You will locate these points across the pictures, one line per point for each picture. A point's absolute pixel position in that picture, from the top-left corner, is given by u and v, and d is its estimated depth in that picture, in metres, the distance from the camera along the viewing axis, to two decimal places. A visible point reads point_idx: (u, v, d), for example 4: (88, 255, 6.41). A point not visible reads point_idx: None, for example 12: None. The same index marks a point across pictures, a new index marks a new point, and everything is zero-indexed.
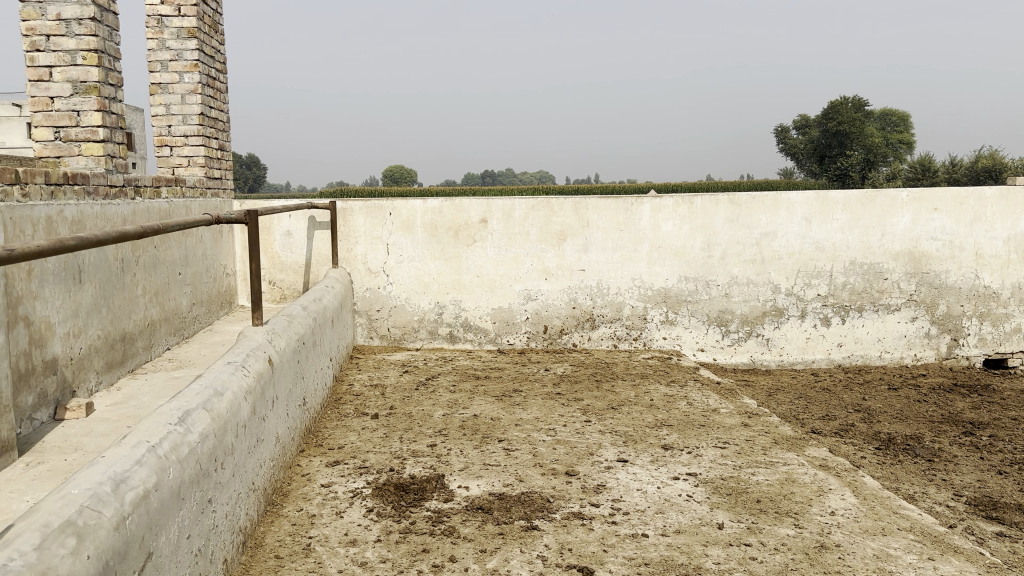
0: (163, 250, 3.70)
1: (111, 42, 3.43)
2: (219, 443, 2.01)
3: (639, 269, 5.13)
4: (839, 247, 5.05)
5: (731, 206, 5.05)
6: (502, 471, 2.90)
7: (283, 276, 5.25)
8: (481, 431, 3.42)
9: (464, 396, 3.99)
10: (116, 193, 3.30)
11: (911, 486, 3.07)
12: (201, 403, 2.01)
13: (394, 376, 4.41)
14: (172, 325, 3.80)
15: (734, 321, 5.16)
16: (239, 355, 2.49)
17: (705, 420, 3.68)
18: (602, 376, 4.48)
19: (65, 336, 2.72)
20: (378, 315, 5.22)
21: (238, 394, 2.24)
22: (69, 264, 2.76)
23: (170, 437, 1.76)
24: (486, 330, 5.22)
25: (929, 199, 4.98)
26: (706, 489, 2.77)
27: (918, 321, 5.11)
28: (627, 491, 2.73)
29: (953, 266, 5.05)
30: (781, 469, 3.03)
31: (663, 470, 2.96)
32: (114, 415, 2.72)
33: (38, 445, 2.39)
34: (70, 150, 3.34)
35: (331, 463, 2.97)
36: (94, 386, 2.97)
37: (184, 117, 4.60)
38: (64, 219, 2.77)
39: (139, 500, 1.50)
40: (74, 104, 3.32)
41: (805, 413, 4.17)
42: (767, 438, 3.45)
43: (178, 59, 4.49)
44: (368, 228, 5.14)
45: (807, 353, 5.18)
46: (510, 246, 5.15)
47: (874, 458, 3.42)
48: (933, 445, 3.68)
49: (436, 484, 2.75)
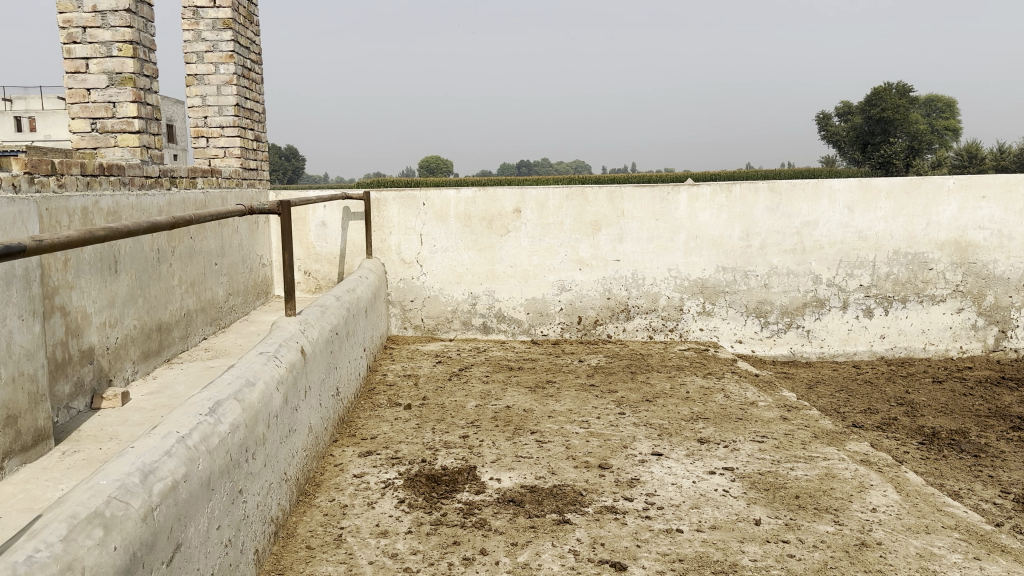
0: (198, 241, 3.72)
1: (145, 33, 3.44)
2: (250, 434, 2.01)
3: (676, 259, 5.05)
4: (882, 237, 4.92)
5: (771, 195, 4.95)
6: (534, 463, 2.87)
7: (318, 266, 5.28)
8: (513, 422, 3.39)
9: (497, 387, 3.97)
10: (151, 184, 3.32)
11: (956, 483, 2.98)
12: (232, 393, 2.01)
13: (428, 366, 4.41)
14: (208, 315, 3.83)
15: (773, 312, 5.07)
16: (271, 345, 2.49)
17: (743, 413, 3.61)
18: (637, 368, 4.43)
19: (101, 326, 2.75)
20: (412, 305, 5.22)
21: (270, 384, 2.24)
22: (105, 255, 2.79)
23: (200, 428, 1.75)
24: (520, 320, 5.19)
25: (977, 187, 4.82)
26: (743, 484, 2.71)
27: (965, 312, 4.97)
28: (661, 486, 2.68)
29: (1001, 255, 4.89)
30: (821, 464, 2.95)
31: (699, 464, 2.91)
32: (149, 404, 2.74)
33: (74, 434, 2.42)
34: (105, 141, 3.40)
35: (364, 453, 2.96)
36: (131, 375, 3.00)
37: (220, 109, 4.62)
38: (100, 210, 2.78)
39: (167, 491, 1.50)
40: (109, 96, 3.36)
41: (846, 406, 4.08)
42: (807, 432, 3.37)
43: (213, 50, 4.52)
44: (402, 219, 5.13)
45: (849, 345, 5.07)
46: (544, 236, 5.11)
47: (917, 453, 3.32)
48: (980, 440, 3.56)
49: (468, 475, 2.73)
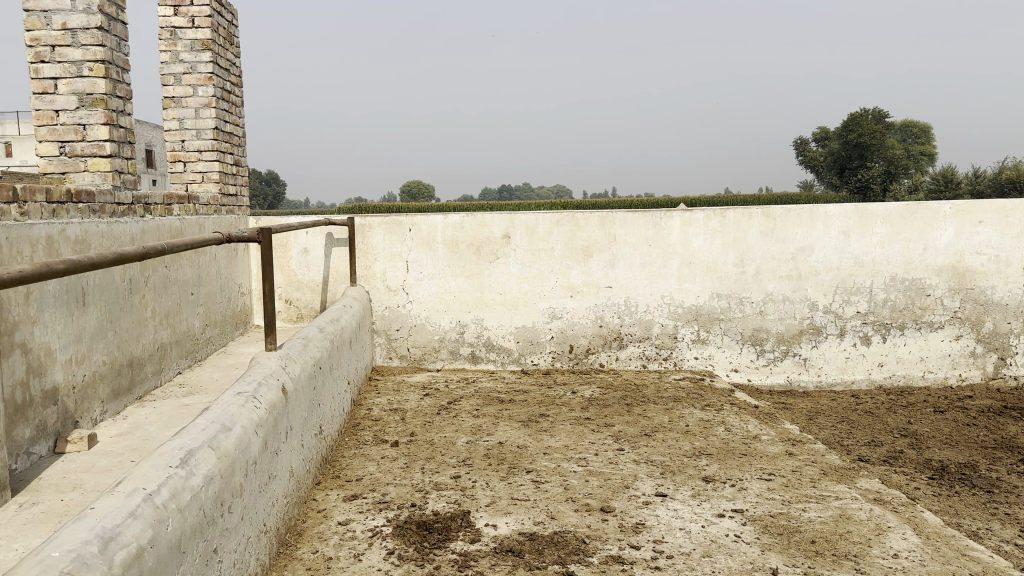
0: (173, 270, 3.54)
1: (119, 52, 3.29)
2: (226, 485, 1.82)
3: (669, 285, 4.92)
4: (878, 262, 4.81)
5: (765, 220, 4.84)
6: (532, 507, 2.70)
7: (300, 294, 5.08)
8: (507, 460, 3.22)
9: (489, 422, 3.79)
10: (123, 211, 3.14)
11: (973, 522, 2.81)
12: (206, 440, 1.83)
13: (415, 400, 4.22)
14: (183, 348, 3.63)
15: (770, 340, 4.93)
16: (250, 384, 2.30)
17: (747, 448, 3.45)
18: (633, 400, 4.26)
19: (66, 364, 2.55)
20: (397, 334, 5.04)
21: (248, 428, 2.06)
22: (72, 287, 2.60)
23: (170, 482, 1.57)
24: (509, 349, 5.03)
25: (973, 212, 4.74)
26: (755, 528, 2.55)
27: (963, 339, 4.86)
28: (669, 531, 2.52)
29: (999, 281, 4.79)
30: (833, 505, 2.80)
31: (706, 506, 2.75)
32: (118, 448, 2.53)
33: (34, 483, 2.21)
34: (75, 166, 3.19)
35: (349, 497, 2.77)
36: (99, 416, 2.80)
37: (198, 132, 4.46)
38: (67, 239, 2.60)
39: (131, 561, 1.32)
40: (79, 118, 3.17)
41: (849, 438, 3.93)
42: (816, 469, 3.22)
43: (192, 71, 4.36)
44: (387, 245, 4.97)
45: (847, 373, 4.93)
46: (534, 262, 4.97)
47: (929, 489, 3.17)
48: (990, 474, 3.42)
49: (462, 522, 2.55)
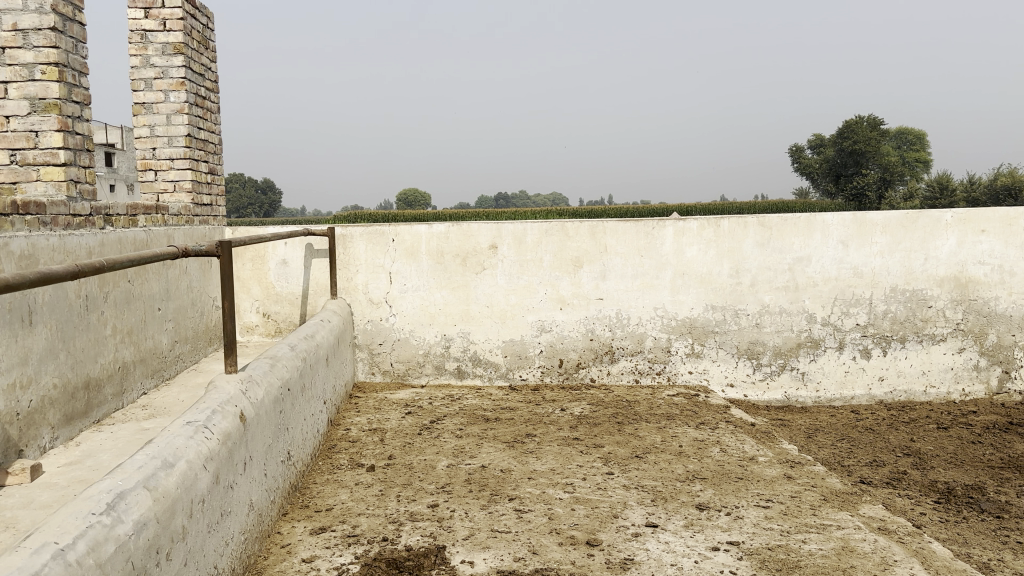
0: (137, 284, 3.35)
1: (76, 55, 3.13)
2: (164, 529, 1.64)
3: (661, 297, 4.75)
4: (878, 273, 4.64)
5: (761, 229, 4.68)
6: (513, 540, 2.51)
7: (279, 307, 4.89)
8: (489, 486, 3.03)
9: (472, 443, 3.60)
10: (79, 224, 3.01)
11: (984, 552, 2.63)
12: (141, 480, 1.64)
13: (396, 419, 4.03)
14: (149, 367, 3.44)
15: (767, 353, 4.75)
16: (202, 412, 2.12)
17: (743, 472, 3.27)
18: (624, 418, 4.08)
19: (9, 389, 2.37)
20: (380, 349, 4.86)
21: (195, 463, 1.87)
22: (17, 305, 2.43)
23: (90, 534, 1.39)
24: (497, 364, 4.84)
25: (976, 220, 4.58)
26: (752, 563, 2.37)
27: (966, 352, 4.68)
28: (659, 568, 2.34)
29: (1002, 292, 4.63)
30: (835, 536, 2.62)
31: (700, 538, 2.56)
32: (63, 480, 2.34)
33: None
34: (27, 175, 3.03)
35: (316, 530, 2.59)
36: (48, 443, 2.62)
37: (169, 139, 4.28)
38: (9, 254, 2.43)
39: None
40: (31, 124, 3.01)
41: (849, 458, 3.75)
42: (816, 494, 3.04)
43: (163, 76, 4.20)
44: (369, 256, 4.80)
45: (846, 388, 4.76)
46: (522, 273, 4.79)
47: (935, 515, 2.99)
48: (999, 497, 3.23)
49: (435, 559, 2.36)
